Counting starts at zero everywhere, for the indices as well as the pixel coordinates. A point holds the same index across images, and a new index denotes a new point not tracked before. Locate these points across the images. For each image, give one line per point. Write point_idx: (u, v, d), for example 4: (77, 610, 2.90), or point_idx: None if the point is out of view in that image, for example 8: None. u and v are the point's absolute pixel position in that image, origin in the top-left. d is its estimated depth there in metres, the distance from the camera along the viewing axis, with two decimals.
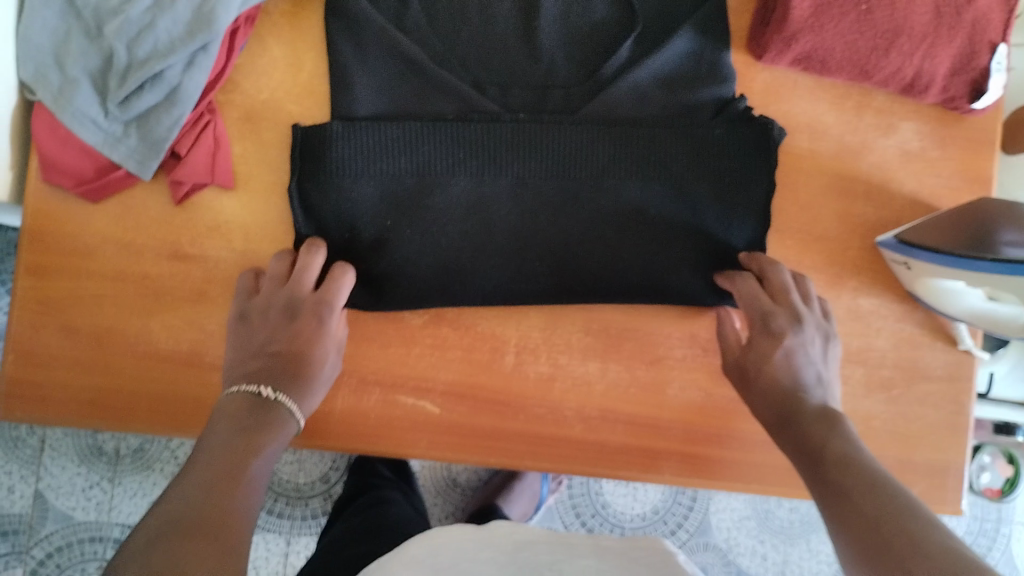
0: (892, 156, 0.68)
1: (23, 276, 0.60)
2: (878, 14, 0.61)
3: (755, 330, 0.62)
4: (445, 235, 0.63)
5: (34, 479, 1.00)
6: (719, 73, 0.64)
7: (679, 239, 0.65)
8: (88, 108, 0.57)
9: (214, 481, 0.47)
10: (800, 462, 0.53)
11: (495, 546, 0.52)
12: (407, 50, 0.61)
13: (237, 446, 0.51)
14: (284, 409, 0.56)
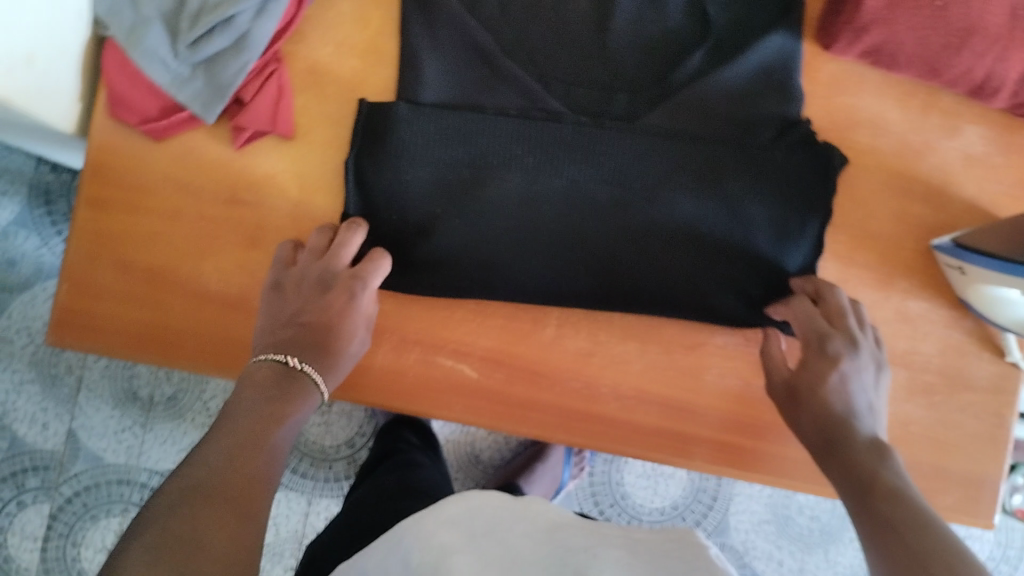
0: (954, 159, 0.67)
1: (83, 208, 0.61)
2: (952, 12, 0.59)
3: (811, 351, 0.59)
4: (493, 229, 0.63)
5: (69, 418, 1.02)
6: (787, 89, 0.64)
7: (730, 259, 0.64)
8: (158, 48, 0.58)
9: (239, 454, 0.47)
10: (845, 491, 0.50)
11: (530, 519, 0.53)
12: (480, 42, 0.63)
13: (264, 417, 0.50)
14: (309, 380, 0.55)
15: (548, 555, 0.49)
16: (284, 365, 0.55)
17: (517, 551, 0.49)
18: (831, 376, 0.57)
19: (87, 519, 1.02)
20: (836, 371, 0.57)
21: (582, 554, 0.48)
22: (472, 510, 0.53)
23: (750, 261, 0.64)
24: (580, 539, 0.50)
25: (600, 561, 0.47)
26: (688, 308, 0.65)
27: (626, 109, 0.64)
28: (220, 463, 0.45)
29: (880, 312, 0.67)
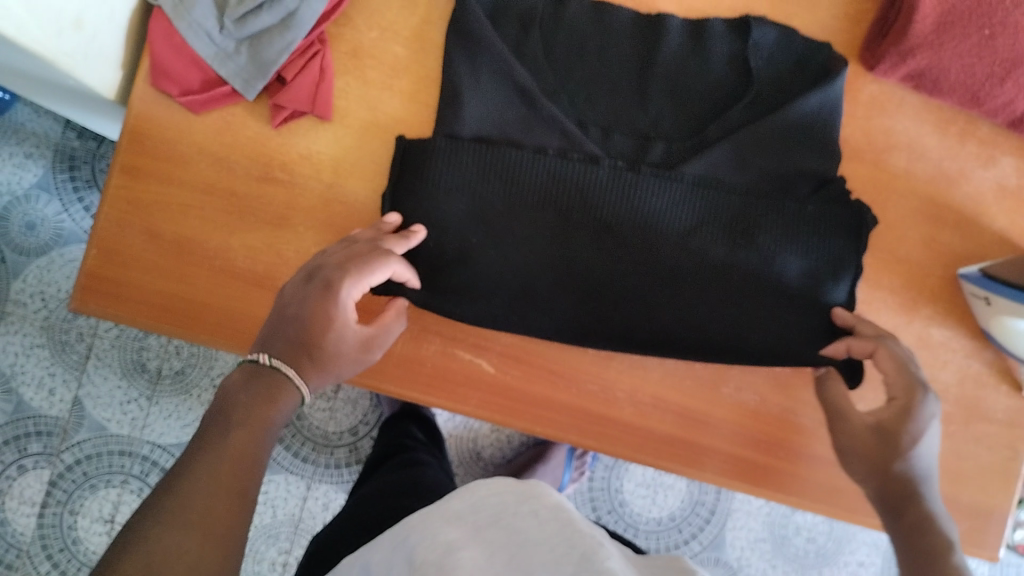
0: (988, 190, 0.67)
1: (117, 174, 0.61)
2: (1000, 41, 0.59)
3: (910, 402, 0.56)
4: (525, 267, 0.62)
5: (75, 385, 1.02)
6: (825, 144, 0.63)
7: (763, 313, 0.63)
8: (204, 20, 0.59)
9: (224, 483, 0.41)
10: (904, 558, 0.50)
11: (538, 499, 0.53)
12: (521, 79, 0.61)
13: (250, 433, 0.44)
14: (288, 383, 0.49)
15: (556, 532, 0.49)
16: (256, 365, 0.49)
17: (526, 534, 0.49)
18: (915, 430, 0.55)
19: (86, 489, 1.02)
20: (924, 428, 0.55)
21: (587, 536, 0.48)
22: (480, 502, 0.53)
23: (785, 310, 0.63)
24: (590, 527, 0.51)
25: (609, 552, 0.47)
26: (721, 352, 0.63)
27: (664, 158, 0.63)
28: (209, 490, 0.40)
29: (902, 338, 0.67)
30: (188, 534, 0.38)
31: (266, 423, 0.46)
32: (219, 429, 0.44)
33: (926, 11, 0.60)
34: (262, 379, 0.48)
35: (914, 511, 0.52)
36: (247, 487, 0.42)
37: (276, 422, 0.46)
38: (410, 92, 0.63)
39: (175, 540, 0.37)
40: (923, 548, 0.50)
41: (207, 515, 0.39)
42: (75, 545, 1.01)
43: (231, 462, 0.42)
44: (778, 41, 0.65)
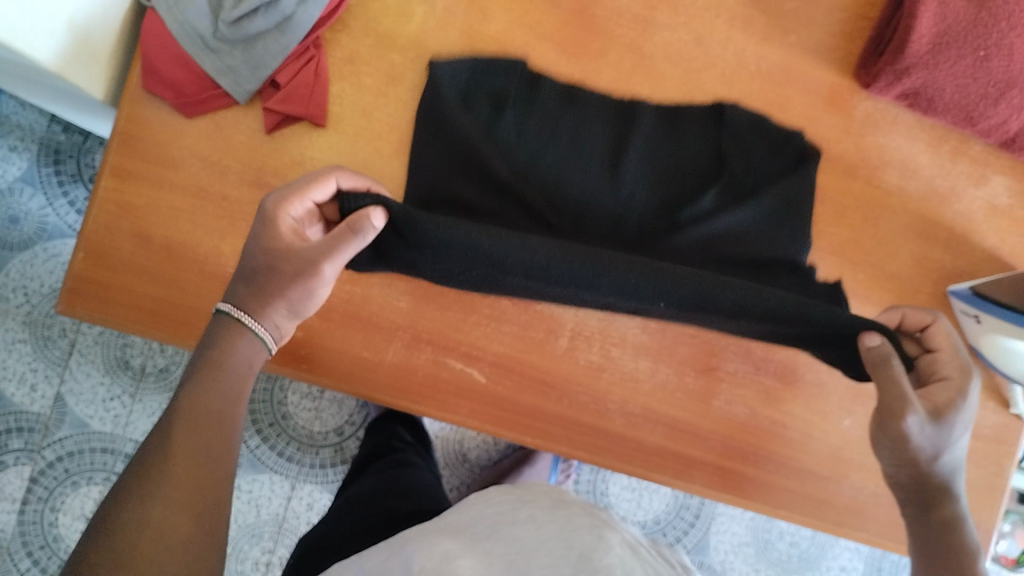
0: (979, 208, 0.68)
1: (107, 177, 0.60)
2: (994, 63, 0.60)
3: (961, 386, 0.54)
4: (526, 259, 0.49)
5: (58, 381, 1.01)
6: (800, 234, 0.61)
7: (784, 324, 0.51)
8: (198, 22, 0.58)
9: (184, 449, 0.45)
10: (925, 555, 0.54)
11: (534, 501, 0.56)
12: (486, 160, 0.59)
13: (210, 395, 0.48)
14: (239, 326, 0.51)
15: (552, 531, 0.50)
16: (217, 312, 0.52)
17: (523, 539, 0.50)
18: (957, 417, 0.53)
19: (67, 486, 1.01)
20: (965, 411, 0.54)
21: (585, 533, 0.49)
22: (481, 512, 0.56)
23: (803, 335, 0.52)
24: (584, 516, 0.53)
25: (607, 541, 0.49)
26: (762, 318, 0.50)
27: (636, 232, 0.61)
28: (178, 446, 0.45)
29: None
30: (160, 506, 0.42)
31: (226, 379, 0.49)
32: (179, 402, 0.47)
33: (923, 30, 0.60)
34: (216, 327, 0.51)
35: (942, 511, 0.55)
36: (208, 449, 0.46)
37: (240, 369, 0.50)
38: (405, 99, 0.63)
39: (143, 511, 0.42)
40: (944, 548, 0.53)
41: (174, 483, 0.43)
42: (56, 542, 1.00)
43: (190, 429, 0.46)
44: (749, 126, 0.64)
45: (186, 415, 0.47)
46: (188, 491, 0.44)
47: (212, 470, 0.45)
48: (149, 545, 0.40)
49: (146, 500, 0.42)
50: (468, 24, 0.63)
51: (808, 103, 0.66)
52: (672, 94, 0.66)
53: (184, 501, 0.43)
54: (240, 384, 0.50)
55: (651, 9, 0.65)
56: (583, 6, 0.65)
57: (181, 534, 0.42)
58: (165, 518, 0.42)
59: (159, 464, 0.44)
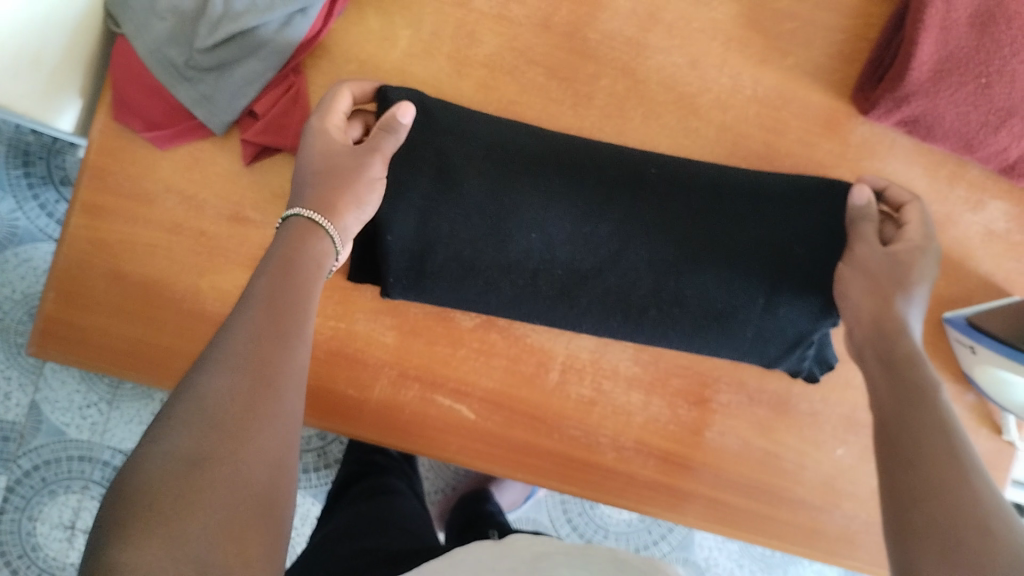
0: (975, 234, 0.66)
1: (78, 214, 0.58)
2: (996, 89, 0.58)
3: (921, 243, 0.57)
4: (537, 143, 0.61)
5: (32, 389, 0.99)
6: None
7: (770, 212, 0.60)
8: (170, 51, 0.56)
9: (267, 329, 0.43)
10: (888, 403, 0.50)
11: (514, 553, 0.56)
12: None
13: (288, 277, 0.46)
14: (314, 226, 0.51)
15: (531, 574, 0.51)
16: (287, 221, 0.51)
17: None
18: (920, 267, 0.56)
19: (45, 495, 0.99)
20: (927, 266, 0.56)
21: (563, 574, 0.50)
22: (462, 563, 0.56)
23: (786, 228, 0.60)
24: (561, 565, 0.53)
25: None
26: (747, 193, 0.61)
27: (625, 331, 0.62)
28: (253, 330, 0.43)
29: None
30: (225, 381, 0.40)
31: (303, 270, 0.47)
32: (253, 285, 0.46)
33: (923, 58, 0.58)
34: (292, 228, 0.50)
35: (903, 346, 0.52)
36: (289, 332, 0.44)
37: (312, 262, 0.49)
38: None
39: (228, 384, 0.40)
40: (925, 446, 0.45)
41: (259, 360, 0.41)
42: (35, 551, 0.99)
43: (270, 315, 0.44)
44: None
45: (266, 297, 0.45)
46: (270, 370, 0.41)
47: (293, 352, 0.43)
48: (234, 417, 0.39)
49: (215, 372, 0.40)
50: (454, 49, 0.61)
51: (804, 128, 0.64)
52: (666, 120, 0.63)
53: (266, 375, 0.41)
54: (312, 277, 0.48)
55: (644, 31, 0.62)
56: (573, 28, 0.62)
57: (265, 410, 0.40)
58: (251, 393, 0.40)
59: (241, 341, 0.42)
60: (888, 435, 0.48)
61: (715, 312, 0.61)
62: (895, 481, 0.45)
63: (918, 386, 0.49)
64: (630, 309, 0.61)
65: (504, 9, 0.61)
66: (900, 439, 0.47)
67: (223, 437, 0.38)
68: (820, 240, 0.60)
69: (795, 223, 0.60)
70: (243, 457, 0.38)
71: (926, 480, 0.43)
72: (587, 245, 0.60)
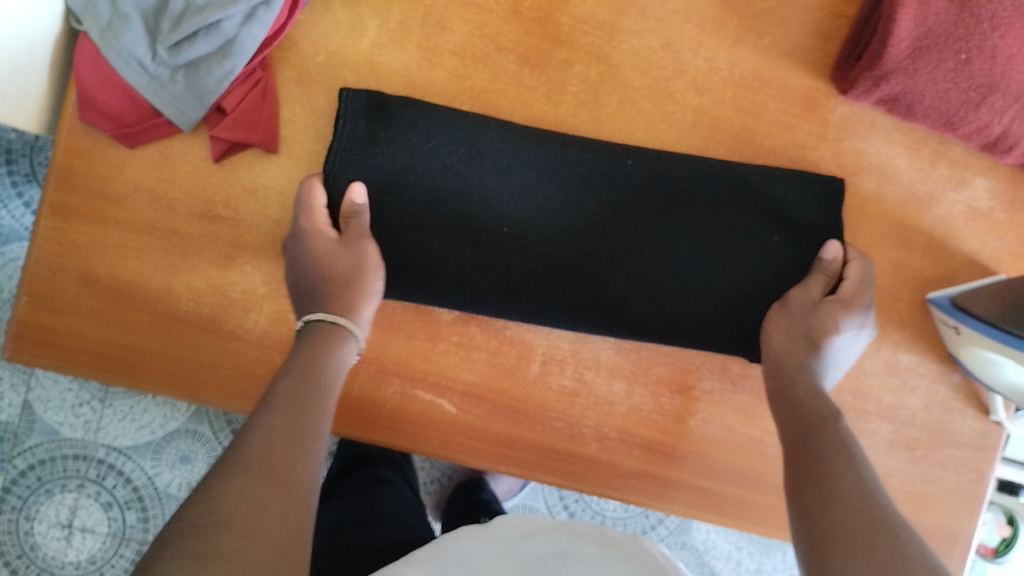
0: (959, 212, 0.65)
1: (47, 216, 0.57)
2: (976, 66, 0.57)
3: (850, 303, 0.59)
4: (509, 136, 0.61)
5: (24, 388, 0.99)
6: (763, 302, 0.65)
7: (746, 206, 0.63)
8: (135, 48, 0.55)
9: (280, 433, 0.46)
10: (791, 451, 0.52)
11: (499, 529, 0.58)
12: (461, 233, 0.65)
13: (305, 387, 0.49)
14: (329, 325, 0.55)
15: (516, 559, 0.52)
16: (305, 327, 0.55)
17: (487, 573, 0.50)
18: (841, 325, 0.58)
19: (40, 494, 0.99)
20: (845, 321, 0.58)
21: (546, 561, 0.51)
22: (447, 548, 0.55)
23: (764, 220, 0.63)
24: (551, 547, 0.53)
25: (583, 557, 0.51)
26: (724, 188, 0.63)
27: (601, 324, 0.62)
28: (277, 432, 0.46)
29: (869, 364, 0.66)
30: (241, 478, 0.42)
31: (317, 375, 0.50)
32: (275, 386, 0.49)
33: (901, 35, 0.57)
34: (310, 335, 0.54)
35: (801, 387, 0.56)
36: (302, 437, 0.46)
37: (330, 366, 0.52)
38: None
39: (240, 485, 0.41)
40: (831, 467, 0.48)
41: (272, 463, 0.43)
42: (33, 551, 0.99)
43: (288, 417, 0.47)
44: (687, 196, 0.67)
45: (280, 405, 0.48)
46: (283, 469, 0.44)
47: (305, 454, 0.46)
48: (243, 512, 0.40)
49: (234, 471, 0.42)
50: (424, 38, 0.60)
51: (782, 110, 0.63)
52: (641, 105, 0.63)
53: (278, 476, 0.43)
54: (329, 380, 0.51)
55: (617, 15, 0.61)
56: (545, 13, 0.61)
57: (279, 508, 0.41)
58: (261, 492, 0.42)
59: (256, 448, 0.44)
60: (796, 461, 0.51)
61: (722, 338, 0.63)
62: (807, 497, 0.47)
63: (818, 416, 0.53)
64: (610, 303, 0.62)
65: None
66: (815, 461, 0.49)
67: (234, 533, 0.39)
68: (799, 228, 0.63)
69: (768, 214, 0.63)
70: (252, 551, 0.39)
71: (835, 493, 0.46)
72: (557, 238, 0.62)
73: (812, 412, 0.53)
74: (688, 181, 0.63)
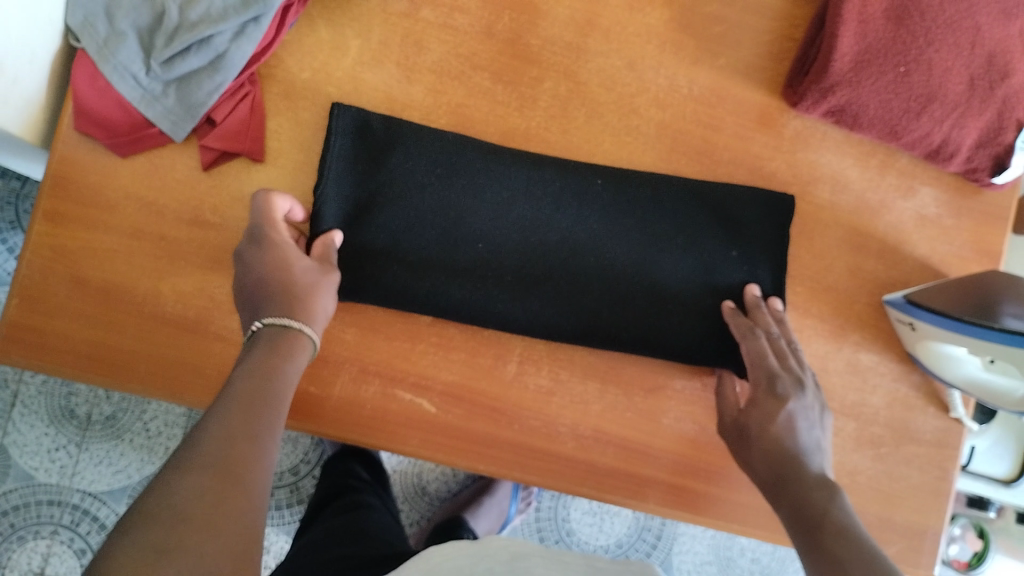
0: (908, 219, 0.69)
1: (40, 222, 0.60)
2: (914, 77, 0.62)
3: (761, 401, 0.60)
4: (484, 155, 0.65)
5: (0, 433, 0.98)
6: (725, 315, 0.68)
7: (712, 220, 0.67)
8: (130, 63, 0.58)
9: (236, 432, 0.45)
10: (794, 528, 0.52)
11: (490, 547, 0.57)
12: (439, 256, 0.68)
13: (265, 387, 0.49)
14: (295, 332, 0.54)
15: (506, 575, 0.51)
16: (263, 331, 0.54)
17: None
18: (780, 416, 0.59)
19: (14, 541, 0.98)
20: (783, 412, 0.59)
21: None
22: (438, 567, 0.55)
23: (730, 231, 0.67)
24: (544, 570, 0.53)
25: None
26: (689, 207, 0.67)
27: (578, 332, 0.65)
28: (233, 426, 0.45)
29: (832, 363, 0.69)
30: (196, 478, 0.41)
31: (272, 374, 0.50)
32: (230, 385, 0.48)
33: (844, 50, 0.62)
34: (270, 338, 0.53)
35: (794, 489, 0.55)
36: (260, 434, 0.46)
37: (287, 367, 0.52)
38: None
39: (195, 484, 0.41)
40: (827, 537, 0.49)
41: (225, 462, 0.43)
42: None
43: (241, 414, 0.46)
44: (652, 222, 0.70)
45: (234, 405, 0.47)
46: (240, 470, 0.43)
47: (262, 456, 0.45)
48: (201, 510, 0.39)
49: (188, 471, 0.41)
50: (403, 56, 0.65)
51: (738, 124, 0.68)
52: (607, 119, 0.67)
53: (234, 478, 0.42)
54: (284, 385, 0.50)
55: (583, 37, 0.66)
56: (516, 35, 0.65)
57: (232, 508, 0.41)
58: (217, 494, 0.41)
59: (209, 446, 0.43)
60: (811, 561, 0.49)
61: (691, 348, 0.66)
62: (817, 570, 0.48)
63: (819, 513, 0.52)
64: (584, 316, 0.65)
65: (449, 18, 0.65)
66: (827, 558, 0.48)
67: (189, 533, 0.38)
68: (762, 242, 0.67)
69: (731, 228, 0.67)
70: (207, 551, 0.38)
71: None
72: (531, 250, 0.65)
73: (812, 510, 0.52)
74: (654, 197, 0.66)
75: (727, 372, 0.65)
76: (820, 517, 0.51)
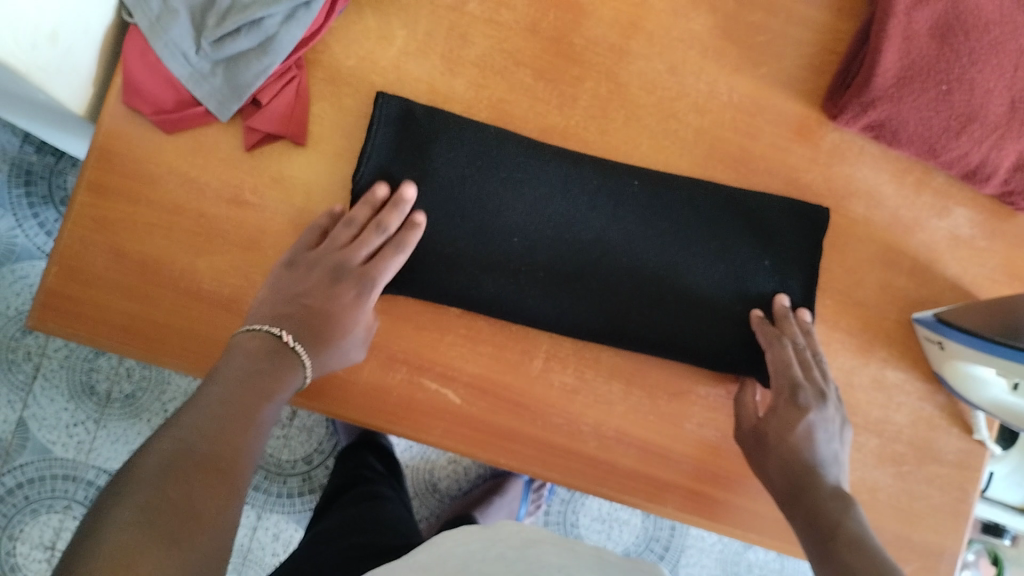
0: (942, 238, 0.69)
1: (83, 193, 0.61)
2: (956, 96, 0.62)
3: (782, 411, 0.61)
4: (523, 150, 0.65)
5: (21, 406, 0.98)
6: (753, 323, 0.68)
7: (745, 227, 0.67)
8: (181, 41, 0.59)
9: (220, 431, 0.49)
10: (810, 538, 0.54)
11: (502, 532, 0.57)
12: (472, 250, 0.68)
13: (249, 386, 0.53)
14: (292, 359, 0.57)
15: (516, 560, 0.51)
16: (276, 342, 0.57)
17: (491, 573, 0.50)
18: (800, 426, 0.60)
19: (27, 514, 0.98)
20: (803, 422, 0.60)
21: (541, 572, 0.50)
22: (450, 552, 0.55)
23: (761, 239, 0.67)
24: (554, 556, 0.53)
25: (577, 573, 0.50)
26: (723, 212, 0.67)
27: (607, 331, 0.65)
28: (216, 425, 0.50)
29: (857, 378, 0.69)
30: (190, 471, 0.46)
31: (267, 385, 0.54)
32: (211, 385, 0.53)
33: (887, 65, 0.62)
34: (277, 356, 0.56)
35: (807, 501, 0.57)
36: (243, 435, 0.51)
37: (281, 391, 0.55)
38: None
39: (187, 475, 0.45)
40: (835, 547, 0.52)
41: (210, 457, 0.47)
42: (14, 572, 0.97)
43: (227, 415, 0.51)
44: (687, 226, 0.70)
45: (219, 404, 0.51)
46: (224, 464, 0.48)
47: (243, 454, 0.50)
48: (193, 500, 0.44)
49: (178, 461, 0.46)
50: (448, 49, 0.65)
51: (776, 134, 0.68)
52: (646, 122, 0.67)
53: (218, 471, 0.47)
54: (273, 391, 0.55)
55: (626, 39, 0.67)
56: (560, 34, 0.66)
57: (216, 500, 0.46)
58: (205, 485, 0.46)
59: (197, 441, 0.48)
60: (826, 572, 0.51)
61: (717, 353, 0.66)
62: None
63: (833, 523, 0.54)
64: (614, 315, 0.65)
65: (495, 14, 0.65)
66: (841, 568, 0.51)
67: (184, 518, 0.43)
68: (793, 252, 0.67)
69: (763, 235, 0.67)
70: (201, 538, 0.43)
71: None
72: (565, 246, 0.65)
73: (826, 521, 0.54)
74: (689, 200, 0.67)
75: (751, 381, 0.66)
76: (835, 529, 0.53)
